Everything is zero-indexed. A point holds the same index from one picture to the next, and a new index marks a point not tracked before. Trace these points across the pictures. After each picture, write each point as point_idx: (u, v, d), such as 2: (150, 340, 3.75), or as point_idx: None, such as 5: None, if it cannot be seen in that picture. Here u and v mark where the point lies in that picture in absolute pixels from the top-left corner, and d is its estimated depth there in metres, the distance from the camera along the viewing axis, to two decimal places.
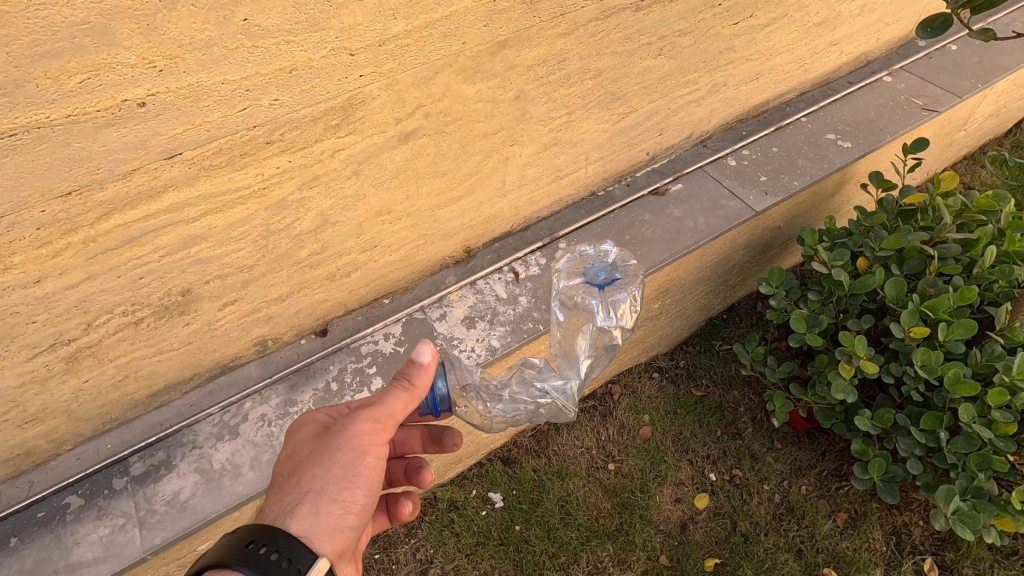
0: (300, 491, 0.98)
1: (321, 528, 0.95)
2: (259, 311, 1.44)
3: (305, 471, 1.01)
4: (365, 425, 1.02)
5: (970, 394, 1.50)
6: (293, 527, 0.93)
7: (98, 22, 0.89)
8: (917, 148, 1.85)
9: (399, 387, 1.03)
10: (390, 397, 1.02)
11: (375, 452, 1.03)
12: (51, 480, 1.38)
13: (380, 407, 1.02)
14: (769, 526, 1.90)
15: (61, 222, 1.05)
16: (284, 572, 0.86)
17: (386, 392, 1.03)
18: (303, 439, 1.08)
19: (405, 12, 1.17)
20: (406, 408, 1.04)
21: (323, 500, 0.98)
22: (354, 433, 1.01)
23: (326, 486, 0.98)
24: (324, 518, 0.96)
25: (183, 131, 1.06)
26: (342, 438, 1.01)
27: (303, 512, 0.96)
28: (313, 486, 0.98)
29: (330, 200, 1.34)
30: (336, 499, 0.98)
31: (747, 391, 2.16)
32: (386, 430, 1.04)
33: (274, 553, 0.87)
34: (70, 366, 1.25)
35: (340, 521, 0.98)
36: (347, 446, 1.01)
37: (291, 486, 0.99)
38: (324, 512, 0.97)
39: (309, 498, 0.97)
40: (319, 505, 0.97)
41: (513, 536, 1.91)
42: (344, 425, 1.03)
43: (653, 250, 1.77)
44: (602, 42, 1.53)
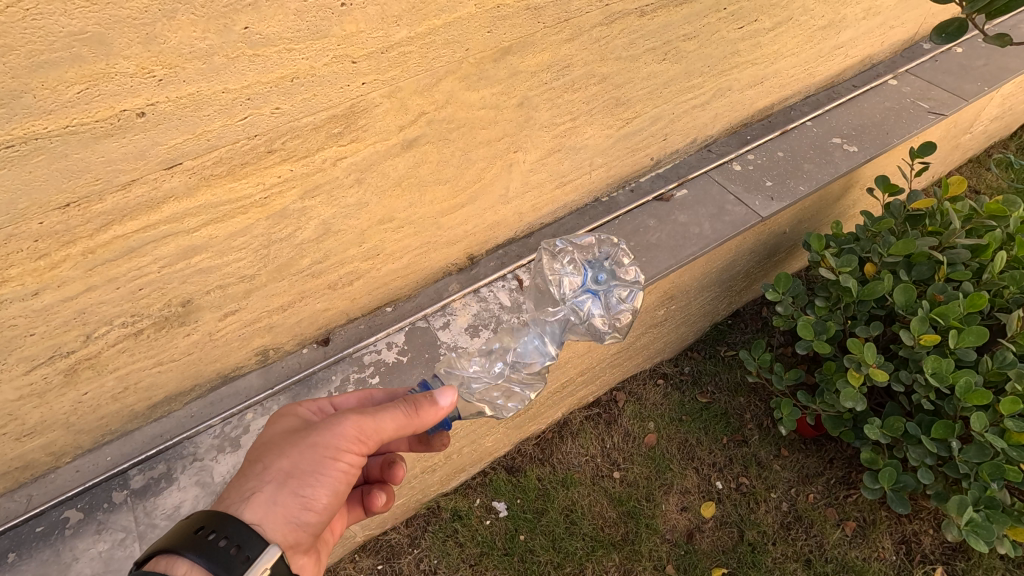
0: (261, 479, 0.99)
1: (275, 517, 0.96)
2: (260, 321, 1.42)
3: (272, 457, 1.02)
4: (348, 432, 1.00)
5: (981, 402, 1.48)
6: (247, 514, 0.94)
7: (95, 32, 0.87)
8: (923, 152, 1.82)
9: (401, 411, 1.01)
10: (386, 415, 1.01)
11: (348, 458, 1.01)
12: (51, 493, 1.36)
13: (371, 422, 1.00)
14: (777, 535, 1.88)
15: (60, 234, 1.03)
16: (233, 558, 0.86)
17: (384, 409, 1.01)
18: (282, 427, 1.09)
19: (408, 19, 1.15)
20: (396, 429, 1.02)
21: (282, 491, 0.98)
22: (333, 434, 1.00)
23: (287, 477, 0.98)
24: (279, 508, 0.97)
25: (183, 141, 1.04)
26: (319, 436, 1.01)
27: (261, 500, 0.96)
28: (276, 476, 0.98)
29: (332, 209, 1.32)
30: (297, 494, 0.98)
31: (753, 398, 2.13)
32: (368, 444, 1.02)
33: (224, 540, 0.87)
34: (69, 378, 1.23)
35: (296, 515, 0.98)
36: (321, 445, 1.00)
37: (254, 472, 1.00)
38: (281, 503, 0.97)
39: (272, 489, 0.98)
40: (278, 497, 0.97)
41: (517, 546, 1.88)
42: (327, 424, 1.02)
43: (658, 257, 1.75)
44: (606, 47, 1.51)
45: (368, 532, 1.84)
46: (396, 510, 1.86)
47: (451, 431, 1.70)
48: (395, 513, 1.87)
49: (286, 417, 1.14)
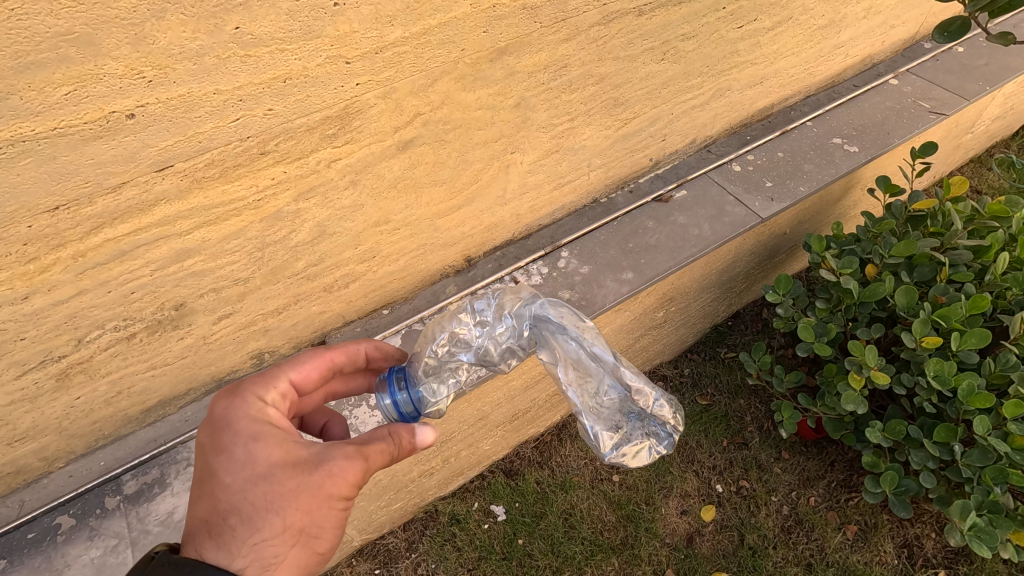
0: (278, 541, 0.90)
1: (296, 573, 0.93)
2: (255, 324, 1.40)
3: (286, 514, 0.90)
4: (362, 478, 0.96)
5: (984, 405, 1.47)
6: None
7: (83, 32, 0.86)
8: (925, 152, 1.81)
9: (392, 452, 0.99)
10: (381, 452, 0.98)
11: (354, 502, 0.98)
12: (42, 499, 1.35)
13: (377, 463, 0.98)
14: (778, 539, 1.86)
15: (49, 237, 1.01)
16: None
17: (382, 451, 0.98)
18: (279, 460, 0.93)
19: (402, 19, 1.14)
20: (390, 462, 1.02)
21: (301, 548, 0.93)
22: (349, 486, 0.93)
23: (308, 535, 0.92)
24: (299, 564, 0.93)
25: (175, 143, 1.03)
26: (338, 489, 0.93)
27: (285, 566, 0.91)
28: (297, 536, 0.91)
29: (327, 211, 1.31)
30: (312, 549, 0.94)
31: (754, 400, 2.12)
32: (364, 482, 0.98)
33: None
34: (61, 383, 1.21)
35: (310, 567, 0.96)
36: (339, 500, 0.93)
37: (265, 532, 0.89)
38: (300, 562, 0.93)
39: (295, 551, 0.92)
40: (298, 557, 0.93)
41: (516, 550, 1.87)
42: (345, 474, 0.93)
43: (657, 259, 1.73)
44: (603, 47, 1.50)
45: (365, 536, 1.83)
46: (393, 513, 1.84)
47: (449, 434, 1.69)
48: (392, 517, 1.86)
49: (267, 434, 0.96)
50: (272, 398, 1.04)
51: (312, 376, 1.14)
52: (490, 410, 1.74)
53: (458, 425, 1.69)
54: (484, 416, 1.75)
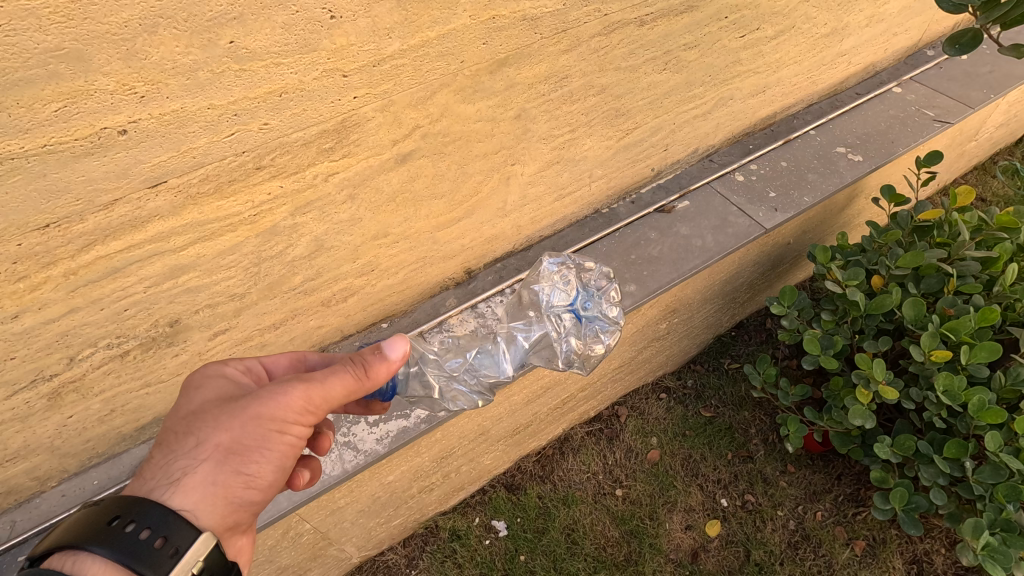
0: (193, 458, 0.93)
1: (212, 499, 0.93)
2: (252, 339, 1.38)
3: (207, 429, 0.95)
4: (296, 402, 0.96)
5: (995, 421, 1.44)
6: (178, 501, 0.90)
7: (73, 48, 0.84)
8: (931, 161, 1.77)
9: (350, 373, 0.98)
10: (334, 379, 0.97)
11: (295, 431, 0.98)
12: (34, 519, 1.31)
13: (318, 389, 0.96)
14: (784, 555, 1.83)
15: (39, 256, 0.99)
16: (155, 552, 0.82)
17: (334, 373, 0.98)
18: (213, 395, 1.01)
19: (400, 31, 1.12)
20: (346, 394, 0.99)
21: (223, 471, 0.94)
22: (279, 405, 0.95)
23: (228, 455, 0.94)
24: (218, 489, 0.93)
25: (168, 158, 1.01)
26: (262, 407, 0.95)
27: (195, 481, 0.92)
28: (214, 454, 0.93)
29: (325, 224, 1.28)
30: (239, 471, 0.95)
31: (758, 412, 2.09)
32: (315, 412, 0.99)
33: (145, 530, 0.82)
34: (53, 402, 1.19)
35: (238, 494, 0.96)
36: (266, 420, 0.95)
37: (185, 449, 0.93)
38: (221, 483, 0.94)
39: (212, 468, 0.93)
40: (216, 476, 0.93)
41: (517, 566, 1.84)
42: (270, 396, 0.96)
43: (659, 271, 1.71)
44: (605, 58, 1.48)
45: (364, 553, 1.80)
46: (393, 530, 1.82)
47: (449, 448, 1.66)
48: (392, 534, 1.83)
49: (214, 381, 1.04)
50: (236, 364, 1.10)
51: (282, 362, 1.16)
52: (491, 425, 1.72)
53: (459, 440, 1.66)
54: (485, 431, 1.73)
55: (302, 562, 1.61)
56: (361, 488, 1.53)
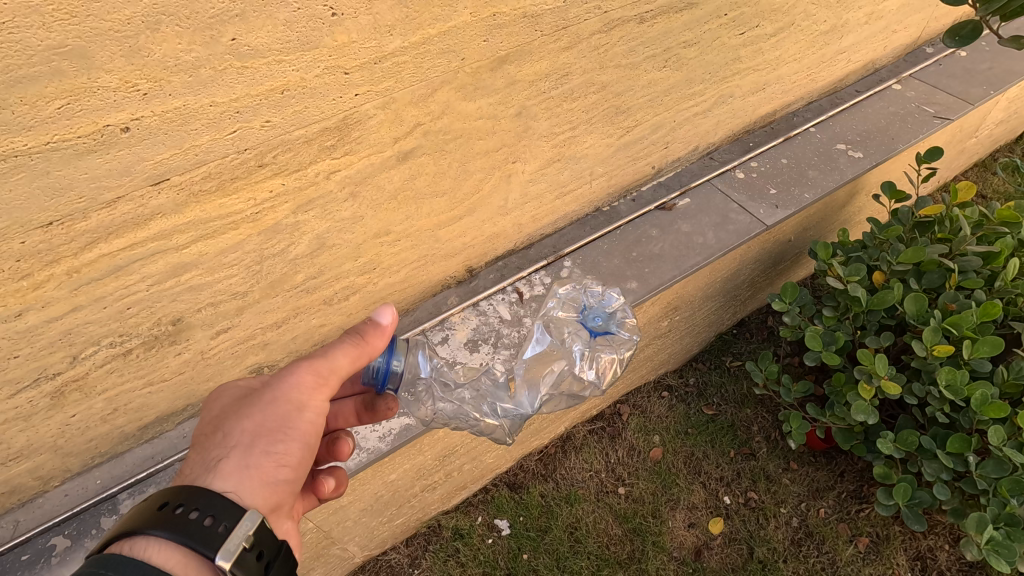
0: (225, 447, 0.95)
1: (251, 480, 0.93)
2: (254, 338, 1.38)
3: (231, 423, 0.97)
4: (307, 377, 0.98)
5: (998, 415, 1.44)
6: (219, 485, 0.91)
7: (76, 45, 0.84)
8: (931, 158, 1.77)
9: (352, 343, 1.00)
10: (339, 351, 0.99)
11: (314, 407, 0.99)
12: (37, 518, 1.32)
13: (324, 362, 0.98)
14: (788, 552, 1.83)
15: (42, 253, 0.99)
16: (207, 530, 0.82)
17: (337, 345, 1.00)
18: (233, 397, 1.04)
19: (401, 28, 1.12)
20: (354, 365, 1.01)
21: (253, 454, 0.94)
22: (291, 384, 0.97)
23: (255, 437, 0.95)
24: (254, 471, 0.93)
25: (170, 156, 1.01)
26: (278, 389, 0.97)
27: (230, 467, 0.92)
28: (241, 441, 0.94)
29: (327, 223, 1.29)
30: (268, 452, 0.95)
31: (761, 410, 2.09)
32: (330, 386, 1.00)
33: (194, 511, 0.83)
34: (56, 401, 1.19)
35: (272, 474, 0.95)
36: (283, 399, 0.97)
37: (215, 442, 0.95)
38: (254, 466, 0.94)
39: (242, 453, 0.94)
40: (248, 459, 0.94)
41: (520, 565, 1.83)
42: (283, 376, 0.98)
43: (661, 267, 1.71)
44: (605, 55, 1.48)
45: (367, 552, 1.80)
46: (396, 528, 1.82)
47: (452, 446, 1.66)
48: (395, 533, 1.83)
49: (230, 389, 1.08)
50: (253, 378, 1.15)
51: None
52: None
53: (461, 438, 1.66)
54: None
55: (305, 561, 1.61)
56: (363, 487, 1.53)
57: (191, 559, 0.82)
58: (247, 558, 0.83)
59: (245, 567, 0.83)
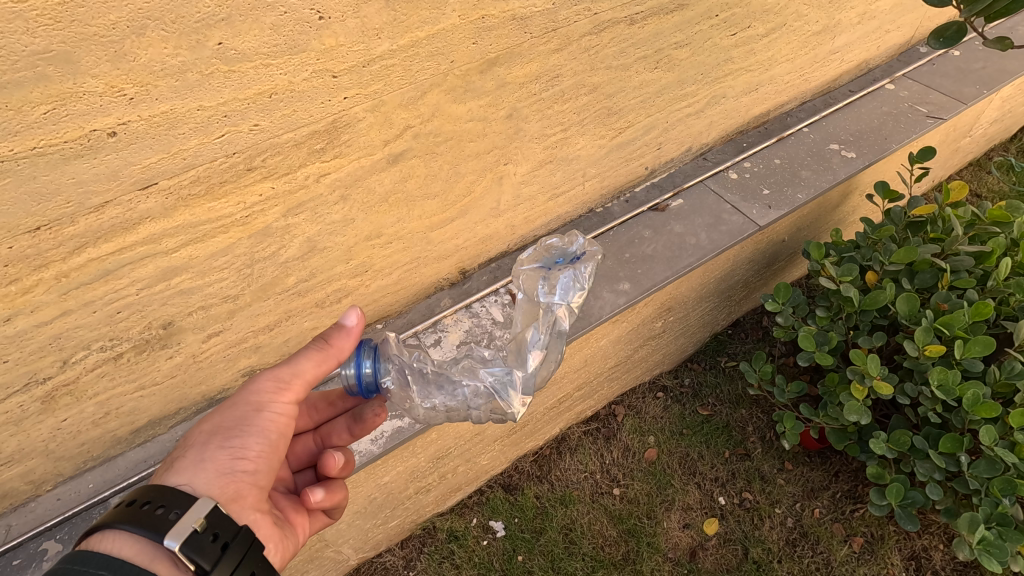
0: (187, 445, 0.99)
1: (204, 471, 0.95)
2: (246, 341, 1.38)
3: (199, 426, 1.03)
4: (268, 381, 1.02)
5: (990, 415, 1.45)
6: (174, 479, 0.93)
7: (61, 50, 0.84)
8: (923, 157, 1.78)
9: (315, 348, 1.04)
10: (302, 357, 1.03)
11: (273, 408, 1.02)
12: (30, 523, 1.32)
13: (287, 367, 1.03)
14: (783, 553, 1.83)
15: (30, 258, 0.99)
16: (160, 519, 0.84)
17: (303, 352, 1.04)
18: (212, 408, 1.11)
19: (389, 31, 1.12)
20: (317, 369, 1.03)
21: (209, 448, 0.98)
22: (252, 387, 1.02)
23: (212, 434, 0.99)
24: (208, 464, 0.96)
25: (158, 160, 1.01)
26: (241, 392, 1.02)
27: (185, 461, 0.96)
28: (200, 438, 0.99)
29: (317, 226, 1.29)
30: (223, 446, 0.98)
31: (755, 410, 2.09)
32: (293, 390, 1.03)
33: (147, 504, 0.85)
34: (46, 406, 1.19)
35: (230, 466, 0.97)
36: (244, 401, 1.02)
37: (181, 443, 1.01)
38: (210, 458, 0.96)
39: (199, 449, 0.98)
40: (205, 454, 0.97)
41: (516, 567, 1.83)
42: (249, 382, 1.04)
43: (653, 268, 1.71)
44: (596, 57, 1.48)
45: (362, 555, 1.80)
46: (391, 531, 1.82)
47: (446, 449, 1.66)
48: (390, 535, 1.83)
49: None
50: None
51: None
52: (486, 425, 1.72)
53: (454, 440, 1.66)
54: (481, 431, 1.73)
55: (299, 565, 1.61)
56: (357, 490, 1.53)
57: (149, 548, 0.83)
58: (200, 539, 0.83)
59: (199, 549, 0.83)
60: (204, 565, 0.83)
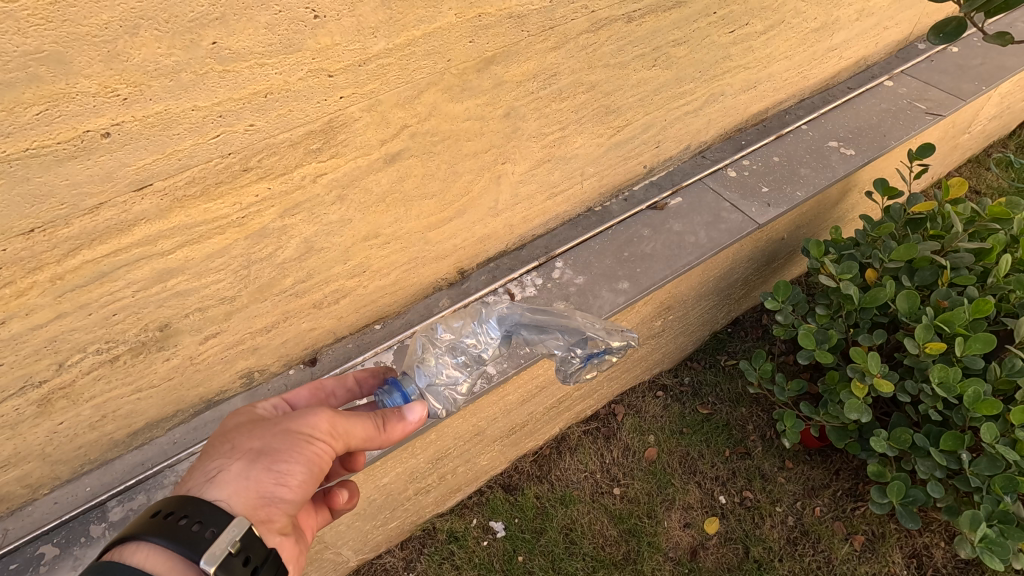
0: (230, 457, 0.96)
1: (245, 492, 0.92)
2: (243, 343, 1.37)
3: (243, 440, 0.99)
4: (325, 421, 1.01)
5: (991, 412, 1.44)
6: (214, 493, 0.91)
7: (53, 50, 0.83)
8: (923, 154, 1.77)
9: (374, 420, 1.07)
10: (361, 419, 1.05)
11: (324, 448, 1.00)
12: (26, 527, 1.30)
13: (346, 420, 1.03)
14: (784, 551, 1.82)
15: (25, 261, 0.98)
16: (196, 536, 0.83)
17: (363, 415, 1.06)
18: (246, 419, 1.07)
19: (385, 30, 1.12)
20: (368, 435, 1.05)
21: (255, 468, 0.95)
22: (309, 422, 1.00)
23: (260, 454, 0.96)
24: (251, 484, 0.93)
25: (153, 161, 1.00)
26: (296, 421, 1.00)
27: (228, 477, 0.93)
28: (248, 456, 0.96)
29: (314, 226, 1.28)
30: (269, 469, 0.95)
31: (755, 409, 2.08)
32: (343, 441, 1.03)
33: (184, 519, 0.84)
34: (42, 409, 1.18)
35: (270, 491, 0.94)
36: (297, 430, 0.99)
37: (221, 452, 0.97)
38: (253, 478, 0.93)
39: (244, 467, 0.94)
40: (249, 472, 0.94)
41: (516, 567, 1.83)
42: (304, 414, 1.02)
43: (652, 267, 1.71)
44: (593, 55, 1.48)
45: (362, 556, 1.80)
46: (390, 532, 1.81)
47: (445, 449, 1.66)
48: (389, 536, 1.82)
49: (243, 412, 1.10)
50: (273, 402, 1.18)
51: (303, 395, 1.25)
52: (486, 426, 1.71)
53: (454, 441, 1.66)
54: (480, 431, 1.72)
55: None
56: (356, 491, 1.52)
57: (179, 563, 0.83)
58: (233, 562, 0.83)
59: (231, 571, 0.83)
60: None
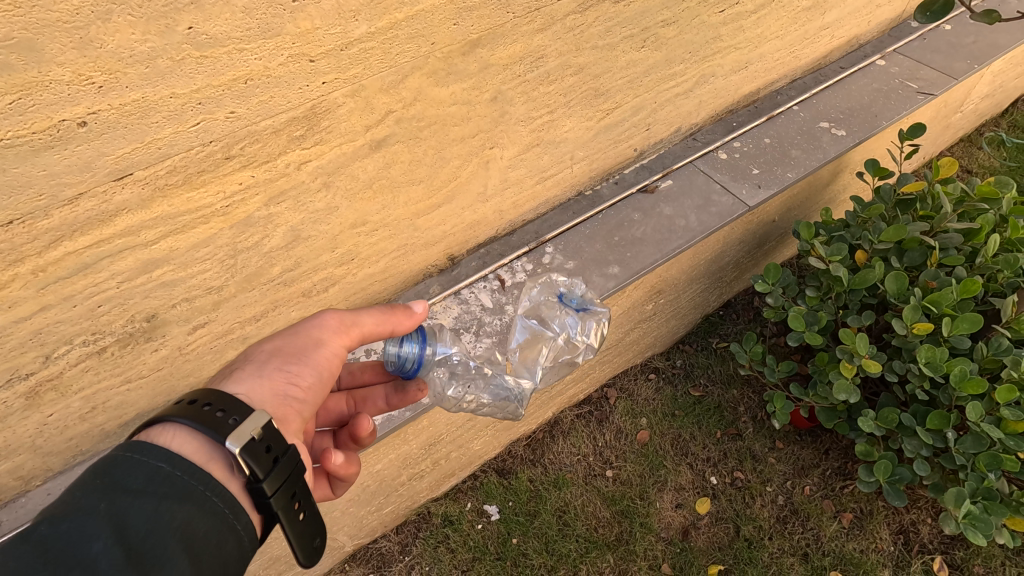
0: (244, 363, 1.00)
1: (262, 388, 0.95)
2: (233, 333, 1.36)
3: (256, 348, 1.05)
4: (331, 321, 1.08)
5: (977, 391, 1.46)
6: (232, 387, 0.94)
7: (23, 38, 0.81)
8: (913, 133, 1.76)
9: (378, 312, 1.12)
10: (366, 312, 1.11)
11: (332, 347, 1.07)
12: (20, 519, 1.31)
13: (351, 315, 1.10)
14: (774, 530, 1.85)
15: (4, 253, 0.97)
16: (219, 421, 0.83)
17: (367, 309, 1.12)
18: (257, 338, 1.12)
19: (366, 13, 1.09)
20: (376, 327, 1.10)
21: (267, 367, 0.99)
22: (316, 323, 1.07)
23: (272, 357, 1.01)
24: (266, 381, 0.96)
25: (132, 150, 0.99)
26: (304, 326, 1.06)
27: (243, 373, 0.97)
28: (261, 358, 1.00)
29: (300, 214, 1.27)
30: (282, 369, 0.99)
31: (746, 390, 2.10)
32: (351, 338, 1.09)
33: (210, 406, 0.84)
34: (31, 401, 1.17)
35: (284, 389, 0.97)
36: (305, 333, 1.05)
37: (236, 360, 1.02)
38: (267, 376, 0.97)
39: (257, 366, 0.99)
40: (263, 370, 0.98)
41: (510, 549, 1.85)
42: (311, 319, 1.08)
43: (643, 251, 1.70)
44: (581, 36, 1.46)
45: (357, 541, 1.82)
46: (385, 517, 1.83)
47: (437, 435, 1.67)
48: (384, 521, 1.84)
49: None
50: None
51: None
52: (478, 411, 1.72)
53: (446, 427, 1.67)
54: (473, 417, 1.73)
55: None
56: None
57: (206, 448, 0.83)
58: (256, 447, 0.82)
59: (254, 456, 0.82)
60: (258, 474, 0.82)
